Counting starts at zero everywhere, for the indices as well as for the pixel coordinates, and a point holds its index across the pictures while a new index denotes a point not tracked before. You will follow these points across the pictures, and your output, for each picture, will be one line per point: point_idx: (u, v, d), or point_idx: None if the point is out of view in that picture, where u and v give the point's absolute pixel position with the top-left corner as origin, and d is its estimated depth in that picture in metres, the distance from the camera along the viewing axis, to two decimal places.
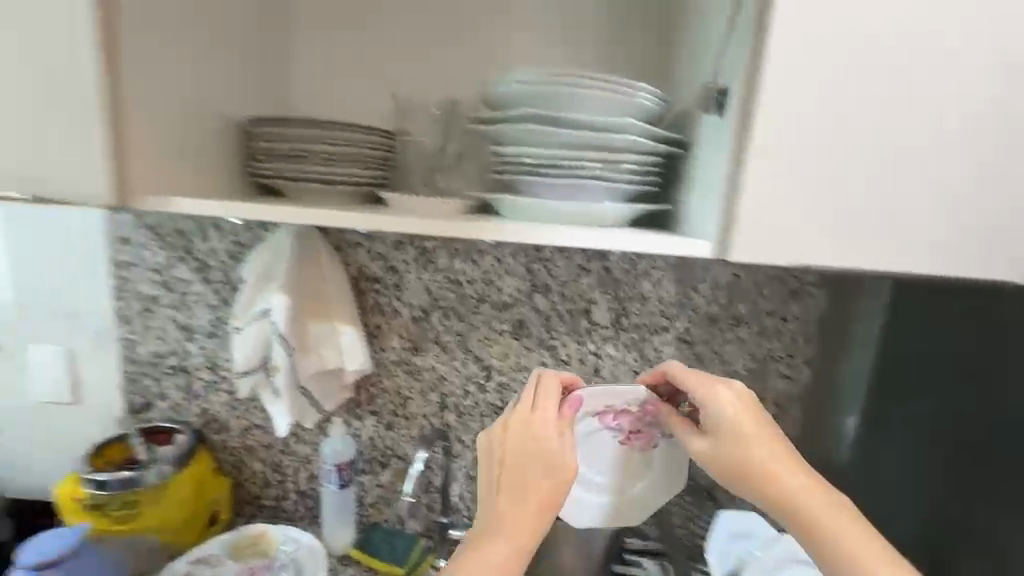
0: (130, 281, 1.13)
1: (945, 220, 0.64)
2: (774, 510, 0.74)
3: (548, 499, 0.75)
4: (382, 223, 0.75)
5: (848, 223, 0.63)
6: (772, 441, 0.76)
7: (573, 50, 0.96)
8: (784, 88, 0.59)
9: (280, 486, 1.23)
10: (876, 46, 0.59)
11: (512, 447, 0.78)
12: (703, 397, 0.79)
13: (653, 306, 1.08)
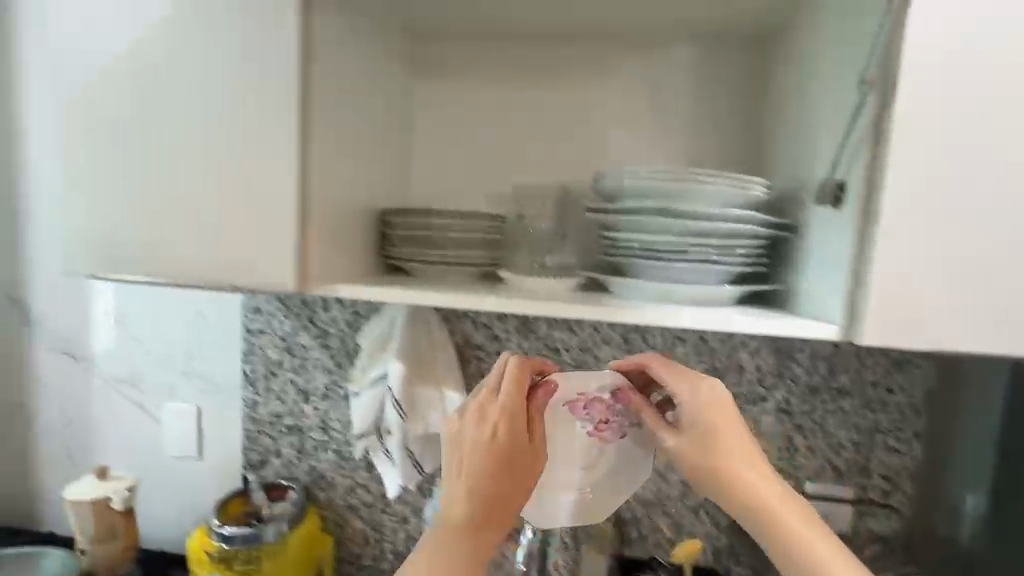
0: (258, 346, 1.26)
1: None
2: (736, 509, 0.75)
3: (523, 490, 0.77)
4: (510, 305, 0.81)
5: (987, 310, 0.63)
6: (739, 440, 0.78)
7: (671, 137, 1.04)
8: (909, 185, 0.63)
9: (378, 545, 1.27)
10: (1007, 143, 0.61)
11: (492, 439, 0.76)
12: (677, 391, 0.80)
13: (751, 376, 1.10)
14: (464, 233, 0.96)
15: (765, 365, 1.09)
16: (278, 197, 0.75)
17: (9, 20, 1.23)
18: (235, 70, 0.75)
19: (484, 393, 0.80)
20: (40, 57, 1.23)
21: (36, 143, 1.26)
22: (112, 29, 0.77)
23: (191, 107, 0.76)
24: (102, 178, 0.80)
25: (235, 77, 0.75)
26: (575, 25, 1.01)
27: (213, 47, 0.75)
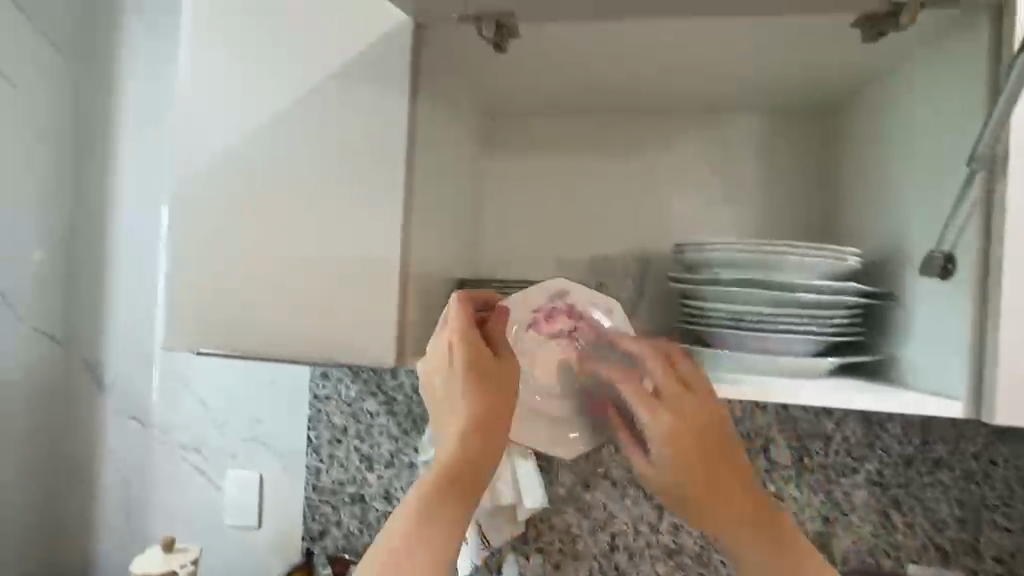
0: (324, 413, 1.26)
1: None
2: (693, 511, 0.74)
3: (500, 440, 0.75)
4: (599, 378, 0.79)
5: None
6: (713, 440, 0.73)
7: (741, 204, 1.06)
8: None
9: None
10: None
11: (463, 397, 0.74)
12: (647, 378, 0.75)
13: (838, 446, 1.05)
14: None
15: (852, 433, 1.04)
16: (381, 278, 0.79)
17: (109, 106, 1.34)
18: (344, 156, 0.80)
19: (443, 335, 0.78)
20: (135, 139, 1.33)
21: (124, 216, 1.34)
22: (230, 121, 0.84)
23: (299, 191, 0.81)
24: (209, 257, 0.84)
25: (343, 162, 0.80)
26: (646, 101, 1.05)
27: (324, 136, 0.81)
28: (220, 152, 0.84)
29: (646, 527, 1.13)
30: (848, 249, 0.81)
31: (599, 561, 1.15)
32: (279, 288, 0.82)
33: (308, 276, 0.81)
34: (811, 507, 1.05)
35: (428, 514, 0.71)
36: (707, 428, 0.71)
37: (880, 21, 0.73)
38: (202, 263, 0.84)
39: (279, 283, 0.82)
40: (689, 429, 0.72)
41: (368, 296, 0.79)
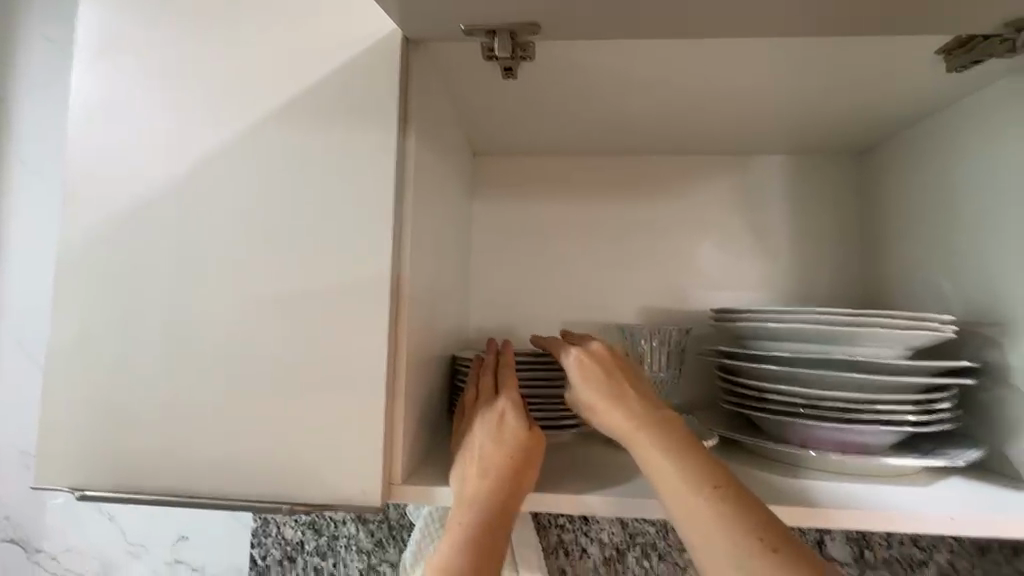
0: (274, 524, 1.00)
1: None
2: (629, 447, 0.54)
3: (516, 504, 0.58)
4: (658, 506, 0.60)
5: None
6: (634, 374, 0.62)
7: (772, 253, 0.93)
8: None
9: None
10: None
11: (497, 457, 0.59)
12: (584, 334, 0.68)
13: (902, 536, 0.89)
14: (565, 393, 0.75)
15: None
16: (364, 374, 0.58)
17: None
18: (309, 209, 0.59)
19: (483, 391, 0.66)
20: (28, 186, 1.06)
21: (9, 284, 1.05)
22: (147, 168, 0.62)
23: (245, 262, 0.59)
24: (117, 354, 0.60)
25: (308, 220, 0.59)
26: (663, 141, 0.91)
27: (278, 185, 0.60)
28: (134, 208, 0.61)
29: None
30: (946, 318, 0.67)
31: None
32: (217, 397, 0.59)
33: (256, 378, 0.59)
34: None
35: None
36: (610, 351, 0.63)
37: (979, 41, 0.61)
38: (108, 359, 0.60)
39: (219, 389, 0.59)
40: (594, 354, 0.62)
41: (343, 407, 0.58)
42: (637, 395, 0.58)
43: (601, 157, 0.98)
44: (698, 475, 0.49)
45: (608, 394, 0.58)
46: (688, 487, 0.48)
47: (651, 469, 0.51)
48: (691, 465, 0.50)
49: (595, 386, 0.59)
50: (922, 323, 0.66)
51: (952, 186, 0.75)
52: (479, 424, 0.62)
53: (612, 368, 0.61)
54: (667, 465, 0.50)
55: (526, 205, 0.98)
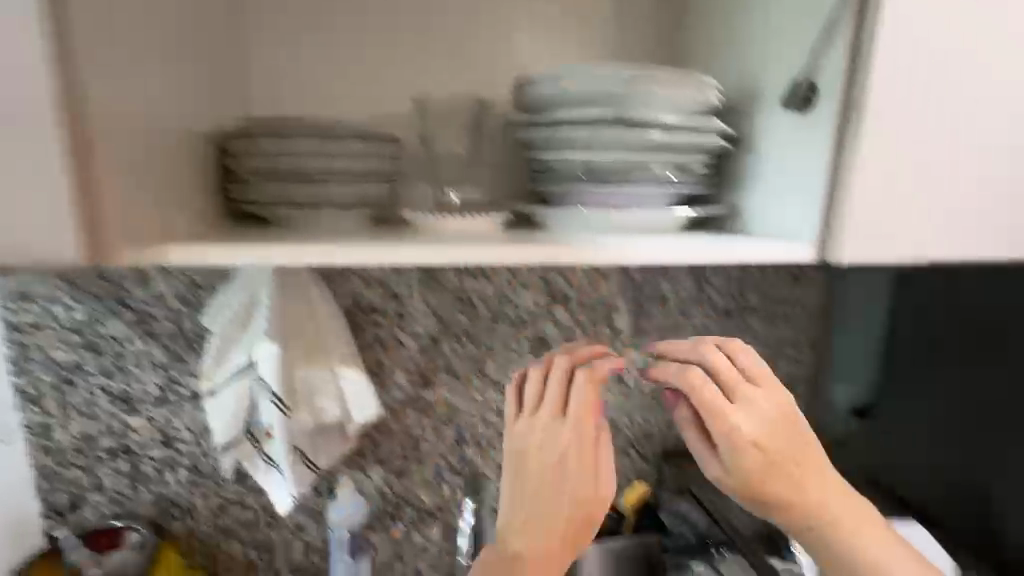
0: (39, 349, 0.87)
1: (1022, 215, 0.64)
2: (794, 510, 0.71)
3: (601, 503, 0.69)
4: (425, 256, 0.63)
5: (942, 217, 0.61)
6: (801, 433, 0.70)
7: (584, 35, 0.87)
8: (894, 94, 0.57)
9: (264, 568, 1.03)
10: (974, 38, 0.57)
11: (586, 470, 0.68)
12: (727, 375, 0.70)
13: (672, 306, 1.06)
14: (351, 169, 0.69)
15: (684, 292, 1.06)
16: (25, 116, 0.48)
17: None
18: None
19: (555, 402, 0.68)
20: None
21: None
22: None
23: None
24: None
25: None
26: None
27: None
28: None
29: (494, 415, 1.05)
30: (715, 83, 0.70)
31: (445, 459, 1.05)
32: None
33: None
34: None
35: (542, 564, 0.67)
36: (778, 412, 0.70)
37: None
38: None
39: None
40: (765, 420, 0.69)
41: None
42: (804, 462, 0.70)
43: None
44: (849, 529, 0.71)
45: (784, 466, 0.69)
46: (845, 536, 0.70)
47: (820, 525, 0.71)
48: (849, 524, 0.71)
49: (759, 460, 0.69)
50: (693, 85, 0.69)
51: None
52: (540, 431, 0.67)
53: (778, 433, 0.69)
54: (846, 525, 0.71)
55: None
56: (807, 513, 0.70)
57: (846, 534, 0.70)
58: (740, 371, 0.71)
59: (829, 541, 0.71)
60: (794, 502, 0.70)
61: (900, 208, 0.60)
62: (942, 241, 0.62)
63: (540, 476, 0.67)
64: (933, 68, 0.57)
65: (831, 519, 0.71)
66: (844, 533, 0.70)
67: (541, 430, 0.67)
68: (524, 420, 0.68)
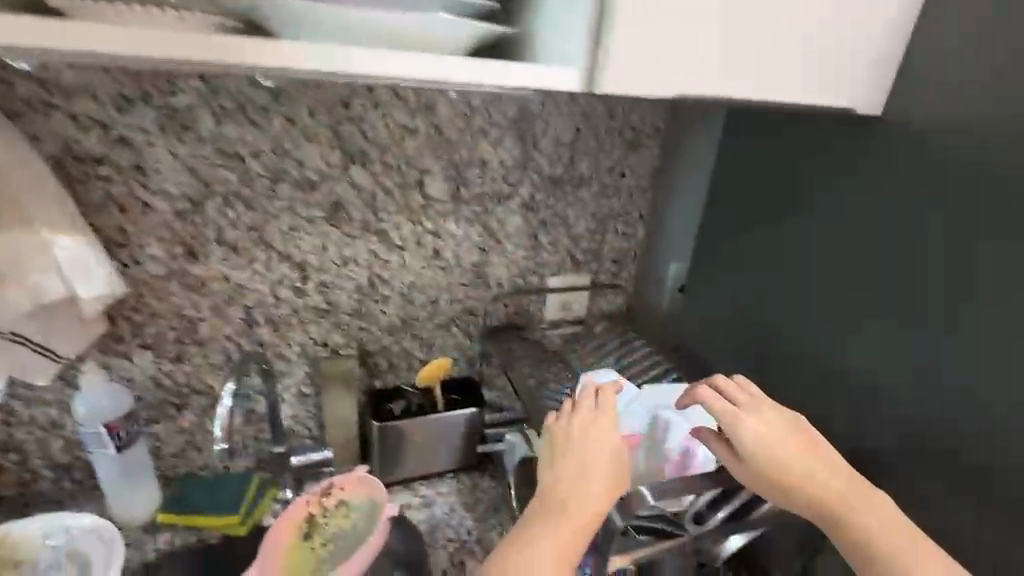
0: None
1: (787, 55, 0.62)
2: (815, 511, 0.64)
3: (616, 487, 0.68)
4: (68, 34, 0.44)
5: (710, 47, 0.57)
6: (817, 441, 0.67)
7: None
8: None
9: (14, 469, 0.88)
10: None
11: (612, 453, 0.70)
12: (753, 387, 0.71)
13: (494, 172, 0.95)
14: None
15: (508, 157, 0.95)
16: None
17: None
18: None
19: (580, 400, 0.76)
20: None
21: None
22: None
23: None
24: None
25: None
26: None
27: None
28: None
29: (289, 292, 0.92)
30: None
31: (235, 342, 0.92)
32: None
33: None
34: (467, 240, 0.99)
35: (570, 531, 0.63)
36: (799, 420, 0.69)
37: None
38: None
39: None
40: (780, 424, 0.67)
41: None
42: (831, 469, 0.65)
43: None
44: (892, 539, 0.61)
45: (805, 469, 0.64)
46: (885, 544, 0.60)
47: (848, 531, 0.62)
48: (886, 531, 0.61)
49: (774, 457, 0.65)
50: None
51: None
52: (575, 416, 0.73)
53: (796, 435, 0.67)
54: (880, 530, 0.61)
55: None
56: (832, 514, 0.63)
57: (878, 537, 0.61)
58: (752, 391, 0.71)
59: (859, 548, 0.61)
60: (829, 501, 0.63)
61: (666, 29, 0.54)
62: (703, 76, 0.58)
63: (576, 452, 0.70)
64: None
65: (866, 525, 0.62)
66: (873, 536, 0.61)
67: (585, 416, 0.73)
68: (567, 416, 0.74)
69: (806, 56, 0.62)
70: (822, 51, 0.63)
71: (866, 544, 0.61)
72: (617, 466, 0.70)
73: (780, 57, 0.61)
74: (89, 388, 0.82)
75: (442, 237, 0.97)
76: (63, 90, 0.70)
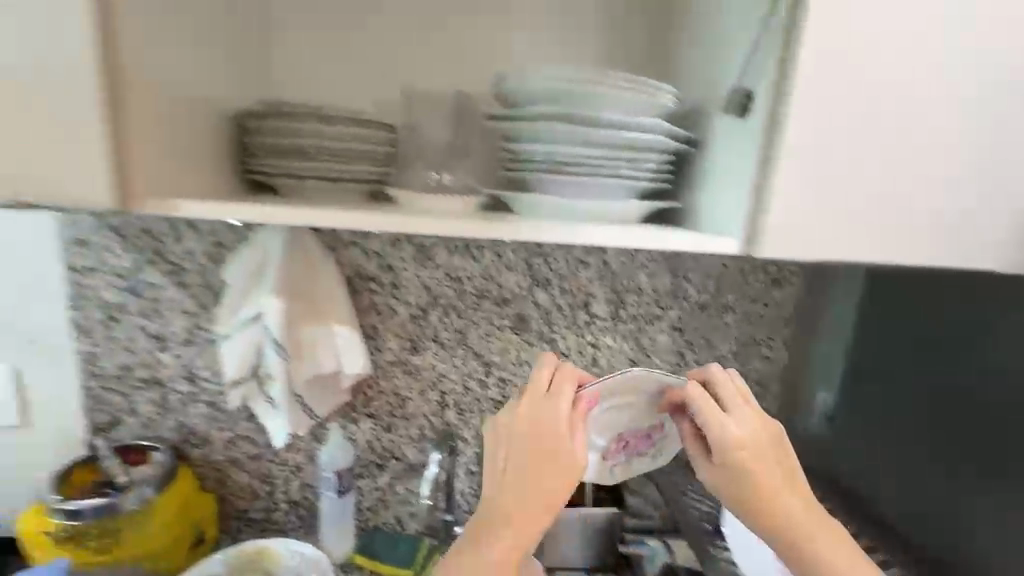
0: (90, 288, 1.02)
1: (942, 229, 0.69)
2: (769, 519, 0.75)
3: (558, 497, 0.72)
4: (391, 224, 0.73)
5: (865, 221, 0.68)
6: (786, 463, 0.77)
7: (574, 44, 0.93)
8: (819, 88, 0.63)
9: (266, 498, 1.17)
10: (883, 61, 0.63)
11: (553, 463, 0.72)
12: (743, 397, 0.79)
13: (648, 297, 1.13)
14: (337, 146, 0.80)
15: (662, 286, 1.12)
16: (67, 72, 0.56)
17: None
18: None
19: (532, 391, 0.76)
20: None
21: None
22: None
23: None
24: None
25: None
26: None
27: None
28: None
29: (474, 383, 1.15)
30: (671, 87, 0.77)
31: (430, 419, 1.16)
32: None
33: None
34: (621, 353, 1.15)
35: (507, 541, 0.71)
36: (774, 438, 0.77)
37: None
38: None
39: None
40: (761, 440, 0.76)
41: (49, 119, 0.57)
42: (790, 488, 0.76)
43: None
44: (829, 557, 0.73)
45: (772, 484, 0.75)
46: (823, 557, 0.73)
47: (792, 539, 0.74)
48: (827, 550, 0.73)
49: (749, 470, 0.75)
50: (651, 89, 0.76)
51: None
52: (524, 411, 0.74)
53: (771, 454, 0.76)
54: (820, 548, 0.73)
55: None
56: (780, 524, 0.75)
57: (815, 550, 0.73)
58: (741, 400, 0.79)
59: (798, 555, 0.74)
60: (782, 519, 0.75)
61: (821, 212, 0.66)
62: (854, 244, 0.68)
63: (519, 461, 0.73)
64: (868, 69, 0.63)
65: (808, 539, 0.74)
66: (812, 551, 0.73)
67: (533, 413, 0.74)
68: (517, 410, 0.75)
69: (966, 226, 0.69)
70: (984, 217, 0.69)
71: (802, 552, 0.74)
72: (557, 478, 0.72)
73: (931, 228, 0.69)
74: (330, 448, 1.10)
75: (599, 348, 1.15)
76: (365, 234, 1.06)
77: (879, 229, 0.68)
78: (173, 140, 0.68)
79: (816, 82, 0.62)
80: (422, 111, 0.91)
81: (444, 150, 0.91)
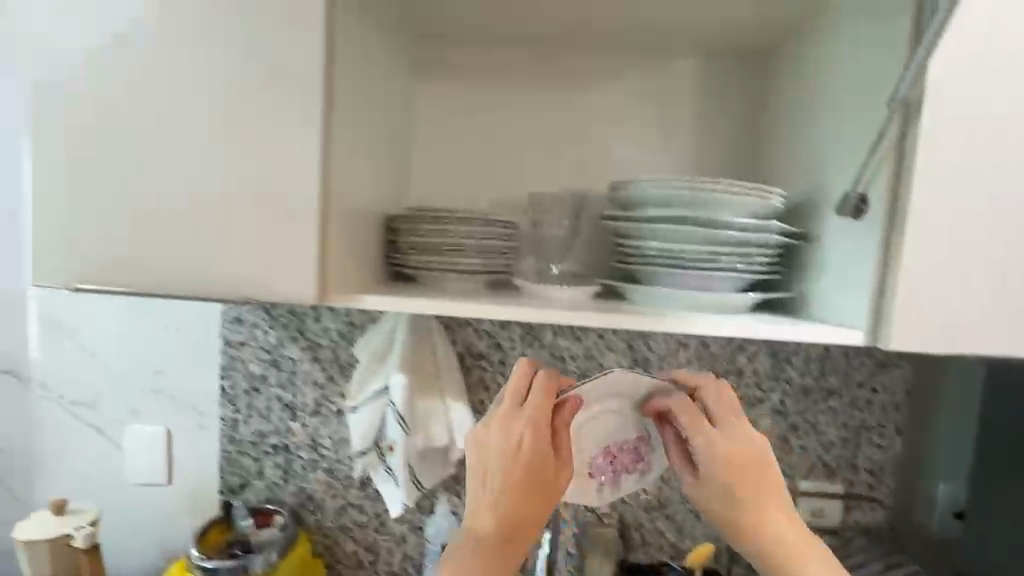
0: (239, 360, 1.17)
1: None
2: (751, 525, 0.78)
3: (540, 510, 0.78)
4: (527, 314, 0.80)
5: (995, 317, 0.69)
6: (769, 472, 0.80)
7: (676, 148, 1.03)
8: (938, 193, 0.67)
9: (370, 567, 1.21)
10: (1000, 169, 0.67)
11: (536, 475, 0.77)
12: (727, 408, 0.82)
13: (749, 379, 1.14)
14: (475, 244, 0.92)
15: (762, 369, 1.13)
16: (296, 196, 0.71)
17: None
18: (238, 27, 0.70)
19: (510, 401, 0.80)
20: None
21: None
22: (79, 22, 0.71)
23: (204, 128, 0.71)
24: (75, 177, 0.72)
25: (249, 44, 0.70)
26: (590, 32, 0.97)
27: (221, 11, 0.70)
28: (97, 72, 0.71)
29: None
30: (781, 192, 0.85)
31: None
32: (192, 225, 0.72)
33: (233, 196, 0.71)
34: None
35: (497, 553, 0.76)
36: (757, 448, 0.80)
37: None
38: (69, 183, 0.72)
39: (157, 210, 0.72)
40: (744, 448, 0.80)
41: (274, 232, 0.72)
42: (770, 497, 0.79)
43: (530, 45, 1.03)
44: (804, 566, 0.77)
45: (751, 491, 0.79)
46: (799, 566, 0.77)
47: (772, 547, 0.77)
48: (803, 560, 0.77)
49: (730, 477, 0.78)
50: (762, 194, 0.84)
51: (818, 83, 0.88)
52: (503, 423, 0.78)
53: (753, 463, 0.79)
54: (798, 556, 0.77)
55: (460, 80, 1.04)
56: (763, 532, 0.78)
57: (795, 559, 0.77)
58: (726, 410, 0.82)
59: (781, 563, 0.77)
60: (763, 525, 0.78)
61: (948, 308, 0.69)
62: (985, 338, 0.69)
63: (504, 472, 0.77)
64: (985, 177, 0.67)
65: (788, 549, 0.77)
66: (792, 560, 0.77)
67: (513, 423, 0.78)
68: (497, 420, 0.79)
69: None
70: None
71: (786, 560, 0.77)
72: (537, 489, 0.77)
73: None
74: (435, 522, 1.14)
75: None
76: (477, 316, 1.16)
77: (1011, 324, 0.69)
78: (353, 239, 0.81)
79: (934, 189, 0.67)
80: (546, 208, 0.96)
81: (565, 242, 0.97)
